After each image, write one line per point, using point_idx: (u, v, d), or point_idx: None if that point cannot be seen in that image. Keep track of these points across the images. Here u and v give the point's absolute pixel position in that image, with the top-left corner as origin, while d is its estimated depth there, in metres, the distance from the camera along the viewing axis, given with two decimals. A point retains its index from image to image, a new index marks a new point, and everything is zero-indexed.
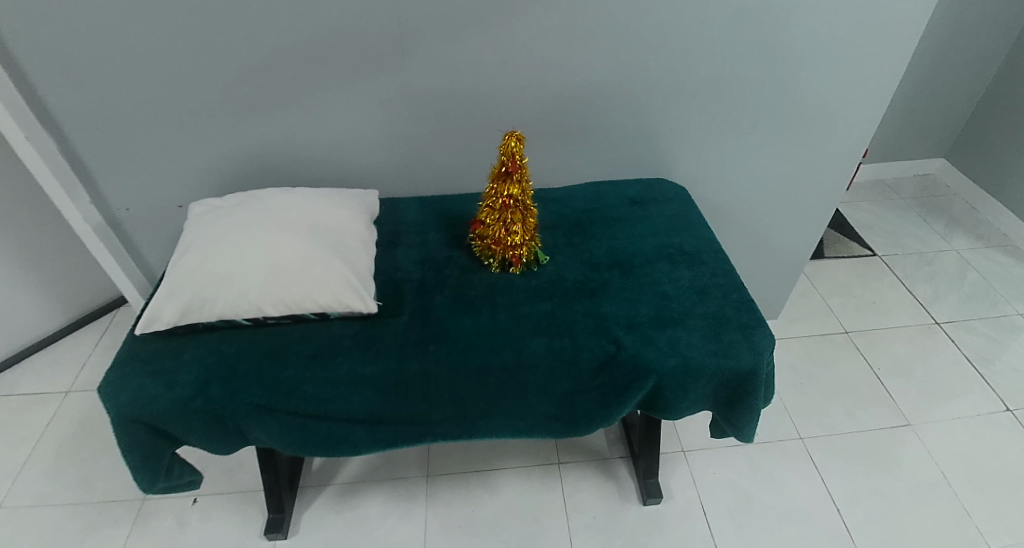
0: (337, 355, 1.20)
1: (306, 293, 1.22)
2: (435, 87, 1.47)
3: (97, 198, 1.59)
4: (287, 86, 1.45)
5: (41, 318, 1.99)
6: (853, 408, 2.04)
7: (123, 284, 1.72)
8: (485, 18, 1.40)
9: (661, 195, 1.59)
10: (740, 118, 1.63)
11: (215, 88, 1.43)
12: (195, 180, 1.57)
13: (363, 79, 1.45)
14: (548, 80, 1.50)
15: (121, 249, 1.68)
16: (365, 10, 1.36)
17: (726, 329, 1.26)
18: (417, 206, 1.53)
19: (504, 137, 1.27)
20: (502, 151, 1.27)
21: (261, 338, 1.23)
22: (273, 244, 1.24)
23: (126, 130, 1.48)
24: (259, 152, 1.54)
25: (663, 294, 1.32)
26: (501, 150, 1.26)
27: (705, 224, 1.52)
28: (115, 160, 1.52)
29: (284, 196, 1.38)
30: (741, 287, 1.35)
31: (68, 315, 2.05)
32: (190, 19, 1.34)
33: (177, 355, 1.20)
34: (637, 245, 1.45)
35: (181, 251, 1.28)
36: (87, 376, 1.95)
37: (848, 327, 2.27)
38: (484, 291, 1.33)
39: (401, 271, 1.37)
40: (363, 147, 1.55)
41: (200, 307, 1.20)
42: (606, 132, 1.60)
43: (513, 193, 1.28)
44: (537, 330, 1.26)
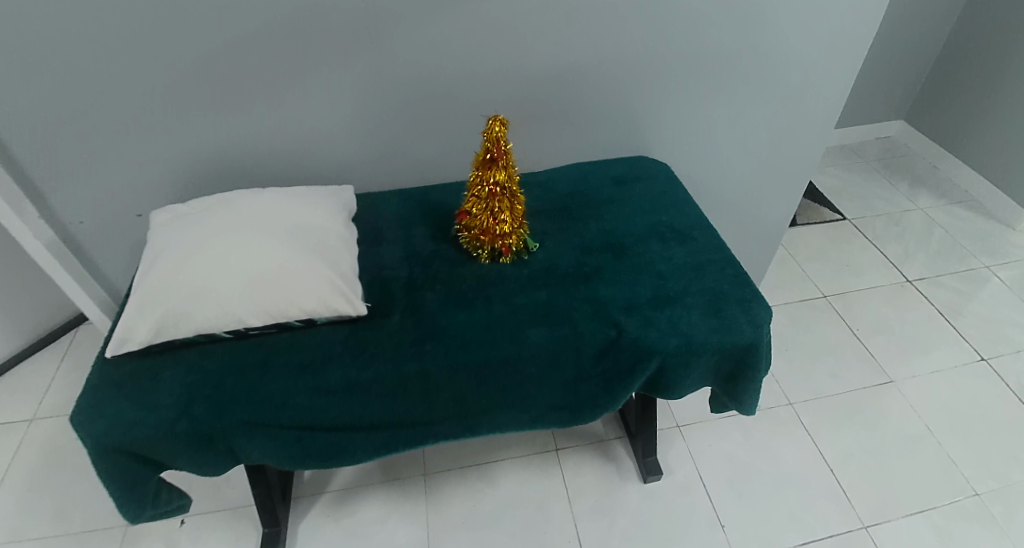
0: (329, 362, 1.14)
1: (291, 299, 1.15)
2: (406, 73, 1.41)
3: (49, 213, 1.48)
4: (248, 79, 1.36)
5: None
6: (839, 370, 2.06)
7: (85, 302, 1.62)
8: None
9: (642, 174, 1.57)
10: (718, 88, 1.60)
11: (171, 86, 1.34)
12: (154, 186, 1.47)
13: (331, 68, 1.37)
14: (524, 61, 1.45)
15: (80, 265, 1.58)
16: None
17: (726, 304, 1.24)
18: (396, 200, 1.47)
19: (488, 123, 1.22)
20: (486, 137, 1.22)
21: (247, 350, 1.16)
22: (252, 250, 1.18)
23: (75, 139, 1.38)
24: (222, 153, 1.45)
25: (658, 273, 1.30)
26: (485, 136, 1.21)
27: (691, 200, 1.50)
28: (64, 169, 1.42)
29: (254, 198, 1.31)
30: (734, 260, 1.33)
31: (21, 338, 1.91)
32: (138, 15, 1.25)
33: (155, 375, 1.13)
34: (626, 225, 1.42)
35: (147, 265, 1.20)
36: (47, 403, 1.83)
37: (826, 291, 2.29)
38: (476, 284, 1.28)
39: (387, 269, 1.31)
40: (333, 142, 1.48)
41: (176, 322, 1.13)
42: (585, 110, 1.56)
43: (500, 180, 1.24)
44: (534, 319, 1.22)
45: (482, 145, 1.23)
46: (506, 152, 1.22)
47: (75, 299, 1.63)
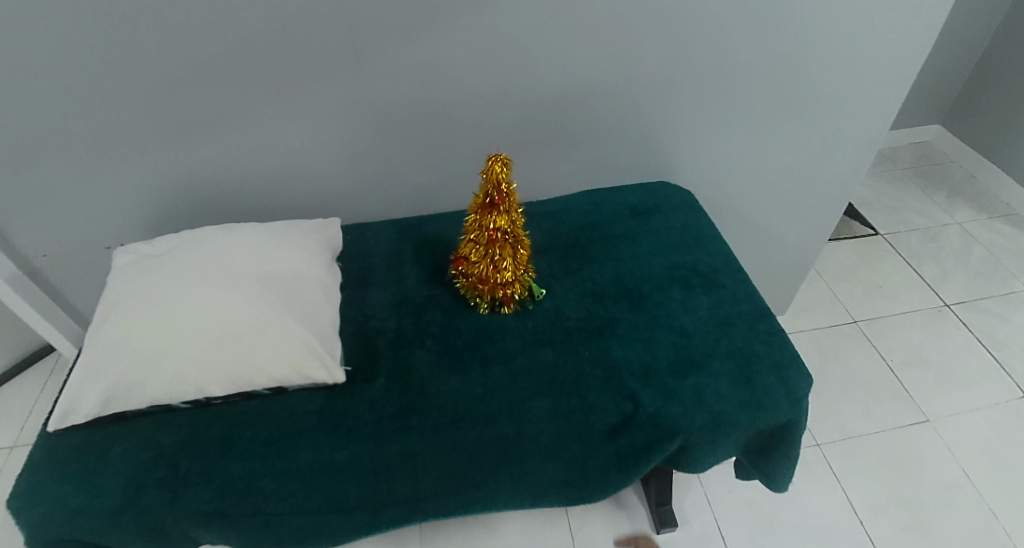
0: (301, 440, 1.00)
1: (258, 368, 1.02)
2: (396, 94, 1.24)
3: (7, 245, 1.33)
4: (218, 103, 1.20)
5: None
6: (870, 407, 1.90)
7: (53, 335, 1.48)
8: (451, 12, 1.17)
9: (663, 204, 1.40)
10: (749, 106, 1.42)
11: (131, 110, 1.18)
12: (122, 218, 1.32)
13: (310, 89, 1.21)
14: (530, 80, 1.28)
15: (46, 298, 1.44)
16: (304, 10, 1.12)
17: (758, 371, 1.08)
18: (388, 234, 1.32)
19: (488, 160, 1.06)
20: (486, 178, 1.06)
21: (208, 422, 1.02)
22: (214, 306, 1.03)
23: (28, 167, 1.22)
24: (193, 182, 1.29)
25: (681, 329, 1.14)
26: (484, 175, 1.06)
27: (719, 237, 1.34)
28: (19, 200, 1.27)
29: (223, 238, 1.15)
30: (767, 314, 1.17)
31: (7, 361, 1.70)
32: (87, 32, 1.09)
33: (104, 450, 0.99)
34: (644, 268, 1.26)
35: (96, 320, 1.06)
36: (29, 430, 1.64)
37: (857, 316, 2.12)
38: (473, 340, 1.13)
39: (373, 321, 1.16)
40: (318, 169, 1.32)
41: (126, 393, 0.99)
42: (599, 133, 1.39)
43: (500, 225, 1.08)
44: (537, 387, 1.07)
45: (481, 185, 1.07)
46: (508, 194, 1.07)
47: (43, 332, 1.49)
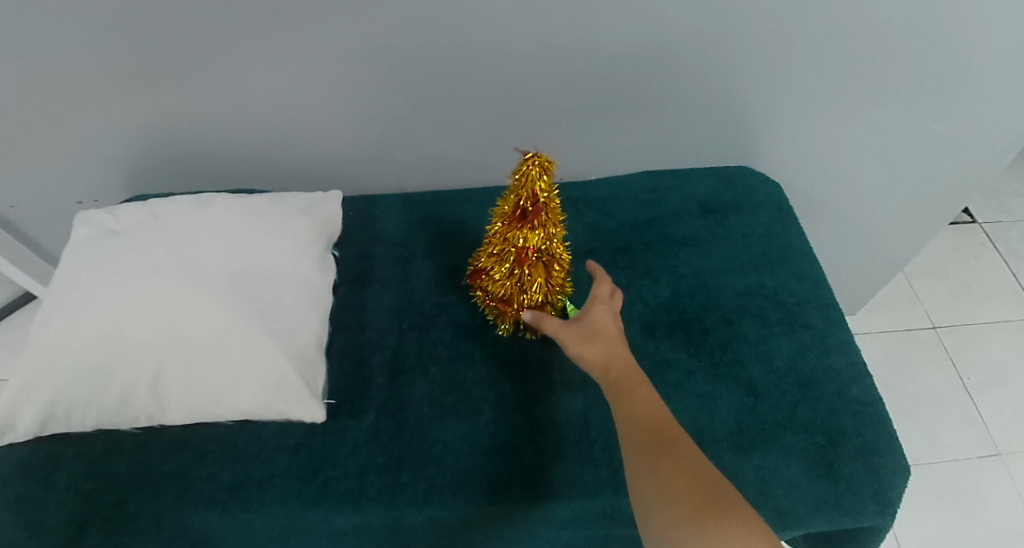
0: (268, 490, 0.82)
1: (220, 399, 0.83)
2: (416, 43, 0.97)
3: None
4: (187, 45, 0.93)
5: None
6: (933, 429, 1.61)
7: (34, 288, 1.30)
8: None
9: (743, 200, 1.13)
10: (866, 83, 1.10)
11: (83, 49, 0.92)
12: (93, 173, 1.11)
13: (303, 30, 0.94)
14: (590, 35, 0.99)
15: (20, 251, 1.24)
16: None
17: (841, 455, 0.86)
18: (400, 214, 1.08)
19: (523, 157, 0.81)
20: (519, 183, 0.81)
21: (164, 452, 0.85)
22: (174, 315, 0.84)
23: None
24: (170, 135, 1.05)
25: (750, 385, 0.91)
26: (517, 178, 0.81)
27: (809, 253, 1.07)
28: None
29: (194, 216, 0.92)
30: (861, 373, 0.93)
31: (4, 294, 1.41)
32: None
33: (47, 474, 0.83)
34: (711, 289, 1.01)
35: (42, 315, 0.87)
36: (8, 362, 1.35)
37: (935, 321, 1.80)
38: (487, 374, 0.92)
39: (370, 334, 0.95)
40: (318, 127, 1.07)
41: (68, 413, 0.82)
42: (670, 104, 1.11)
43: (533, 242, 0.85)
44: (560, 447, 0.86)
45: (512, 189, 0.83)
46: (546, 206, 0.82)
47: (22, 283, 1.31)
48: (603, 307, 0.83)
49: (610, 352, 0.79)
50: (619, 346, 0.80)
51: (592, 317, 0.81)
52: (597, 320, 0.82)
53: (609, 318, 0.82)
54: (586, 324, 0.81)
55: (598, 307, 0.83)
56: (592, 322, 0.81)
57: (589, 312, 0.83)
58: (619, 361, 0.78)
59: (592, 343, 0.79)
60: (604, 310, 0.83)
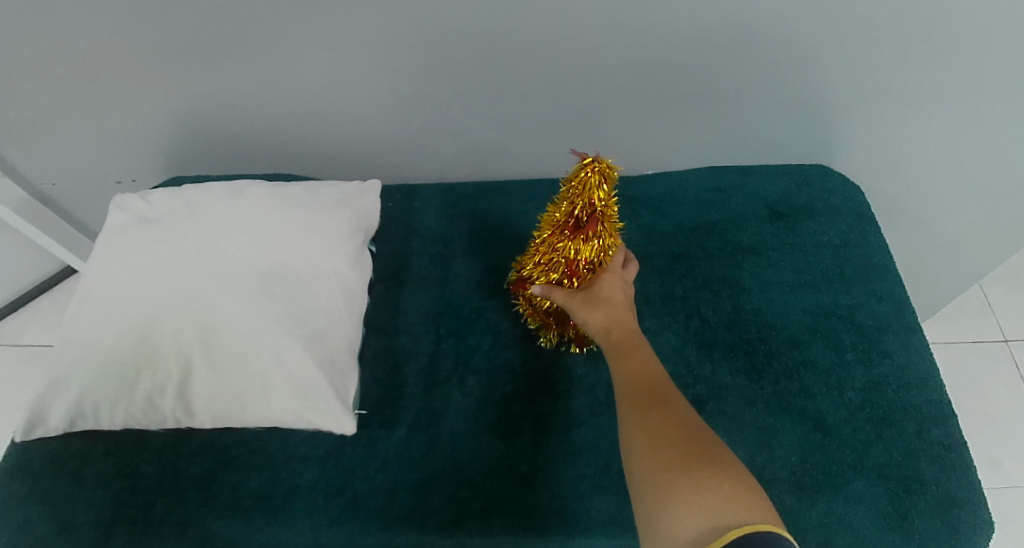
0: (295, 502, 0.79)
1: (249, 405, 0.79)
2: (465, 27, 0.89)
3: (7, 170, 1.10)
4: (222, 26, 0.87)
5: (23, 267, 1.36)
6: (996, 452, 1.43)
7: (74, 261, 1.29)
8: None
9: (818, 203, 1.03)
10: (969, 83, 0.97)
11: (116, 29, 0.87)
12: (131, 153, 1.07)
13: (344, 13, 0.86)
14: (656, 20, 0.89)
15: (62, 227, 1.22)
16: None
17: (917, 506, 0.77)
18: (441, 207, 1.02)
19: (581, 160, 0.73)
20: (574, 187, 0.74)
21: (191, 455, 0.82)
22: (202, 314, 0.79)
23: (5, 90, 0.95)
24: (208, 116, 1.00)
25: (817, 417, 0.83)
26: (573, 184, 0.73)
27: (891, 268, 0.97)
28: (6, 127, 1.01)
29: (228, 206, 0.88)
30: (943, 411, 0.84)
31: (46, 267, 1.40)
32: None
33: (77, 470, 0.81)
34: (777, 305, 0.92)
35: (74, 304, 0.84)
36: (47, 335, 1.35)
37: (1009, 334, 1.59)
38: (526, 389, 0.85)
39: (405, 338, 0.90)
40: (359, 112, 1.00)
41: (97, 412, 0.79)
42: (740, 98, 1.00)
43: (586, 254, 0.77)
44: (601, 477, 0.79)
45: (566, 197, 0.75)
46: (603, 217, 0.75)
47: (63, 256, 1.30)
48: (613, 273, 0.78)
49: (615, 314, 0.74)
50: (626, 313, 0.75)
51: (599, 281, 0.77)
52: (605, 287, 0.77)
53: (619, 284, 0.77)
54: (592, 288, 0.77)
55: (608, 272, 0.78)
56: (599, 286, 0.77)
57: (597, 281, 0.78)
58: (624, 323, 0.73)
59: (596, 306, 0.75)
60: (615, 276, 0.78)
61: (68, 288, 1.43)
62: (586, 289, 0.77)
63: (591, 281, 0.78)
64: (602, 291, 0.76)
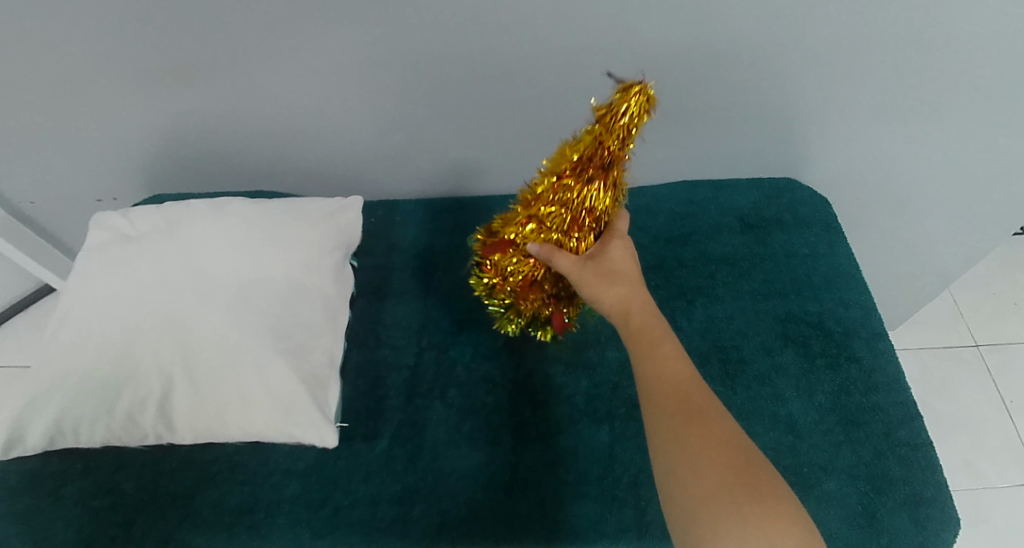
0: (277, 515, 0.79)
1: (229, 419, 0.79)
2: (442, 47, 0.91)
3: None
4: (203, 46, 0.89)
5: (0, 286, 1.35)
6: (968, 454, 1.47)
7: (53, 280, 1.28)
8: None
9: (787, 215, 1.06)
10: (926, 98, 1.01)
11: (97, 49, 0.89)
12: (112, 171, 1.08)
13: (323, 33, 0.88)
14: (626, 40, 0.92)
15: (41, 246, 1.22)
16: None
17: (887, 505, 0.80)
18: (422, 222, 1.03)
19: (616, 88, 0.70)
20: (603, 124, 0.70)
21: (172, 471, 0.82)
22: (183, 330, 0.80)
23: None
24: (189, 134, 1.01)
25: (788, 422, 0.85)
26: (609, 118, 0.69)
27: (858, 276, 1.00)
28: None
29: (209, 223, 0.88)
30: (910, 413, 0.87)
31: (23, 287, 1.39)
32: None
33: (57, 489, 0.81)
34: (749, 313, 0.95)
35: (53, 322, 0.84)
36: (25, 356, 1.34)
37: (979, 339, 1.64)
38: (506, 399, 0.87)
39: (387, 351, 0.91)
40: (339, 130, 1.02)
41: (75, 431, 0.79)
42: (710, 113, 1.04)
43: (602, 197, 0.74)
44: (581, 484, 0.81)
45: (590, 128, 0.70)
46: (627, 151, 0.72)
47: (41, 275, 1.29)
48: (619, 240, 0.78)
49: (632, 293, 0.74)
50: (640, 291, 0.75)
51: (610, 253, 0.76)
52: (617, 260, 0.76)
53: (628, 252, 0.77)
54: (604, 259, 0.76)
55: (615, 240, 0.78)
56: (610, 257, 0.76)
57: (607, 252, 0.77)
58: (640, 303, 0.74)
59: (612, 282, 0.74)
60: (622, 243, 0.77)
61: (47, 306, 1.42)
62: (596, 258, 0.76)
63: (599, 248, 0.77)
64: (614, 265, 0.75)
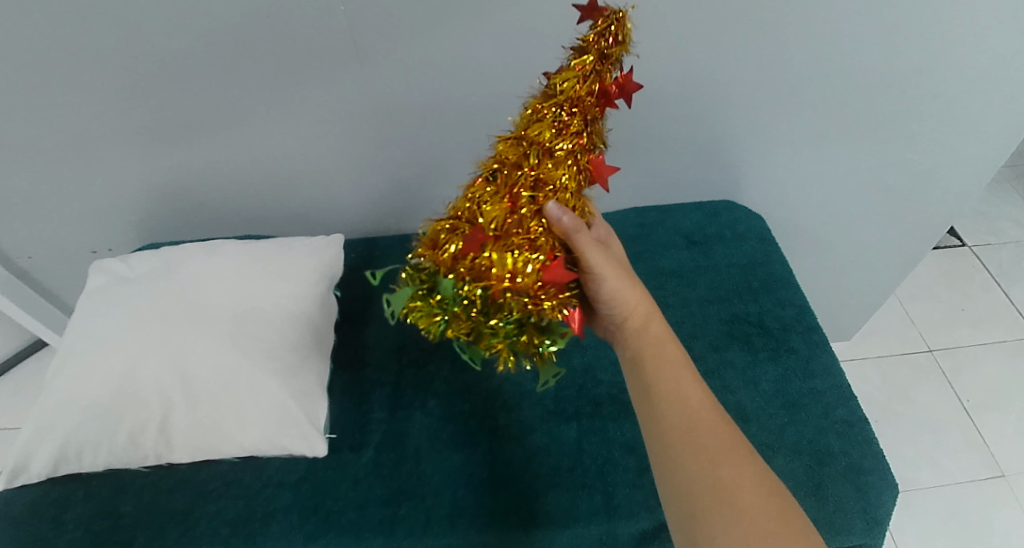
0: (272, 524, 0.85)
1: (226, 436, 0.87)
2: (408, 99, 1.03)
3: None
4: (197, 105, 1.00)
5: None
6: (930, 453, 1.56)
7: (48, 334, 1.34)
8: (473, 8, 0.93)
9: (726, 231, 1.17)
10: (836, 124, 1.14)
11: (99, 110, 0.99)
12: (109, 223, 1.16)
13: (304, 90, 1.00)
14: None
15: (36, 300, 1.29)
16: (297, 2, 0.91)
17: (830, 475, 0.88)
18: (397, 255, 1.13)
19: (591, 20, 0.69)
20: (593, 51, 0.68)
21: (170, 491, 0.88)
22: (180, 357, 0.87)
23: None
24: (182, 186, 1.11)
25: (737, 409, 0.94)
26: (599, 42, 0.67)
27: (790, 280, 1.11)
28: None
29: (202, 261, 0.97)
30: (847, 395, 0.96)
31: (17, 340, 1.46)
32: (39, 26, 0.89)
33: (58, 514, 0.86)
34: (696, 318, 1.05)
35: (56, 359, 0.90)
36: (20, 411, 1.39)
37: (931, 344, 1.75)
38: (482, 406, 0.95)
39: (371, 370, 0.99)
40: (319, 177, 1.12)
41: (79, 455, 0.85)
42: (651, 146, 1.15)
43: (597, 136, 0.70)
44: (556, 476, 0.88)
45: (584, 62, 0.67)
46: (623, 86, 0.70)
47: (37, 328, 1.36)
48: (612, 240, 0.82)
49: (646, 297, 0.79)
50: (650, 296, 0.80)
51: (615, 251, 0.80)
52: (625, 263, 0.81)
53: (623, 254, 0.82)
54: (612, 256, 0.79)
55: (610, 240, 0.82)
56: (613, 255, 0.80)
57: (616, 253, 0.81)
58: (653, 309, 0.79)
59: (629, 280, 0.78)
60: (616, 243, 0.82)
61: (43, 359, 1.47)
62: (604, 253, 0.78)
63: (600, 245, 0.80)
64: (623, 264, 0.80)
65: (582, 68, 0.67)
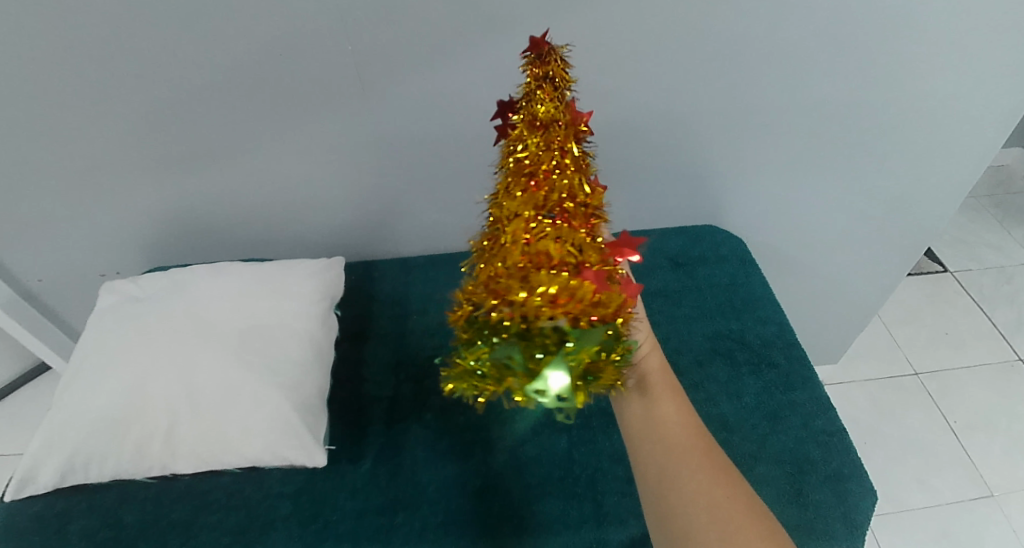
0: (272, 532, 0.88)
1: (229, 447, 0.90)
2: (408, 130, 1.09)
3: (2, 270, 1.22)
4: (207, 135, 1.06)
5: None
6: (918, 474, 1.59)
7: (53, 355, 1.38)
8: (468, 46, 1.00)
9: (709, 253, 1.22)
10: (811, 156, 1.20)
11: (115, 139, 1.05)
12: (117, 247, 1.21)
13: (308, 121, 1.06)
14: None
15: (44, 323, 1.33)
16: (305, 40, 0.97)
17: (810, 482, 0.92)
18: (395, 277, 1.18)
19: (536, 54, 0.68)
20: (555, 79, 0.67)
21: (174, 501, 0.91)
22: (187, 371, 0.91)
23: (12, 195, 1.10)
24: (189, 211, 1.16)
25: (721, 420, 0.98)
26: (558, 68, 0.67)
27: (771, 298, 1.16)
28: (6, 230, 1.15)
29: (208, 281, 1.02)
30: (826, 406, 1.00)
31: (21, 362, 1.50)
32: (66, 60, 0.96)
33: (63, 524, 0.89)
34: (682, 334, 1.09)
35: (67, 374, 0.94)
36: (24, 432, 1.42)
37: (917, 368, 1.79)
38: (476, 419, 0.99)
39: (370, 386, 1.03)
40: (321, 203, 1.18)
41: (86, 466, 0.89)
42: (637, 175, 1.20)
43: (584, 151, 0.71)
44: (547, 485, 0.92)
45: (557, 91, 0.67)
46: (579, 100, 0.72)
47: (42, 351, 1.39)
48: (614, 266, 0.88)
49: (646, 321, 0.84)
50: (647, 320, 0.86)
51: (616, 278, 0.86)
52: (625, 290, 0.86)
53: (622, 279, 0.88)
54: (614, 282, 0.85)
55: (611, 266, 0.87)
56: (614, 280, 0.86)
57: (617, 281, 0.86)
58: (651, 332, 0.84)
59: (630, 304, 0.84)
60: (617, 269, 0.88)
61: (47, 382, 1.51)
62: None
63: None
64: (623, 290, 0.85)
65: (558, 96, 0.67)
